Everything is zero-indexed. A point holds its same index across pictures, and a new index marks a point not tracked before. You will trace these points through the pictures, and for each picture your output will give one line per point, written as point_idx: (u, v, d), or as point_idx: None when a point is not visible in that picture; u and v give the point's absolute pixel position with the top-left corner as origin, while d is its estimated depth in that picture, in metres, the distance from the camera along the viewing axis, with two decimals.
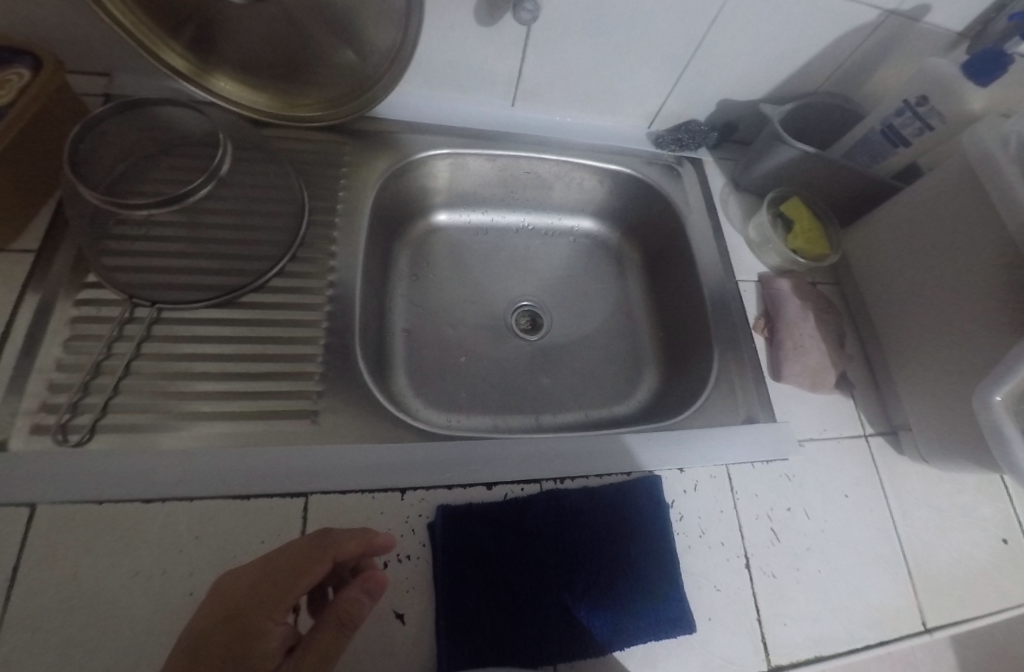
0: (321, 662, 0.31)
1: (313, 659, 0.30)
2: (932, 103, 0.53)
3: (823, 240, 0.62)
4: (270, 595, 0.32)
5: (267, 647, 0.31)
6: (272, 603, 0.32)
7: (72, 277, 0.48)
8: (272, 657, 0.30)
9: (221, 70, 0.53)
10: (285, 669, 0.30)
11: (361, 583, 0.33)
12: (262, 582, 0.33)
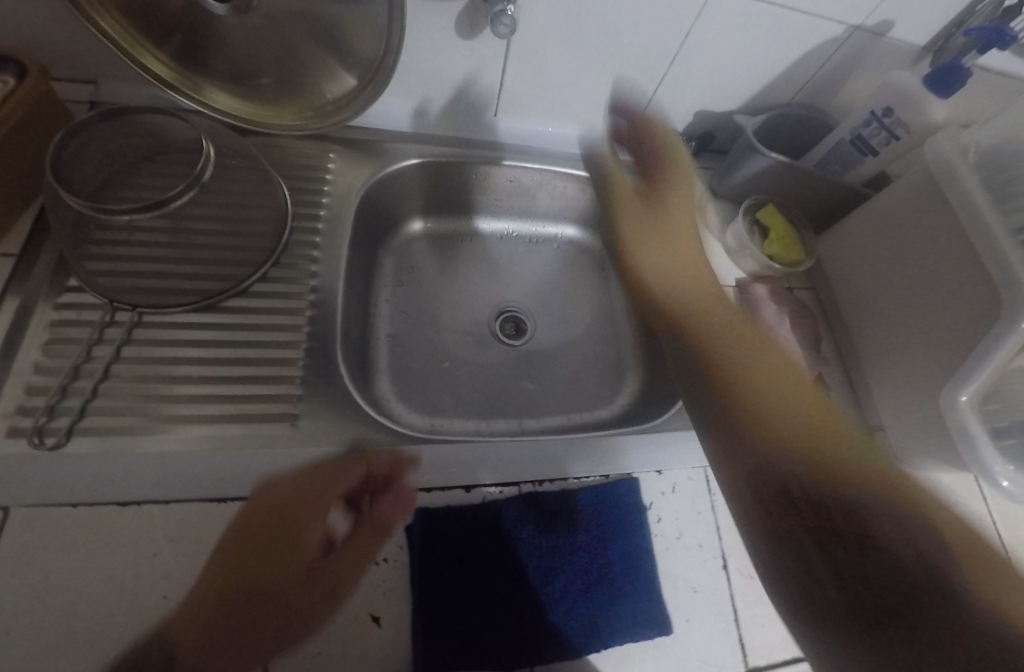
0: (355, 558, 0.40)
1: (349, 556, 0.40)
2: (897, 114, 0.55)
3: (798, 246, 0.64)
4: (312, 498, 0.38)
5: (310, 540, 0.37)
6: (314, 506, 0.38)
7: (53, 281, 0.48)
8: (315, 548, 0.38)
9: (208, 80, 0.54)
10: (326, 561, 0.39)
11: (394, 502, 0.42)
12: (302, 489, 0.39)
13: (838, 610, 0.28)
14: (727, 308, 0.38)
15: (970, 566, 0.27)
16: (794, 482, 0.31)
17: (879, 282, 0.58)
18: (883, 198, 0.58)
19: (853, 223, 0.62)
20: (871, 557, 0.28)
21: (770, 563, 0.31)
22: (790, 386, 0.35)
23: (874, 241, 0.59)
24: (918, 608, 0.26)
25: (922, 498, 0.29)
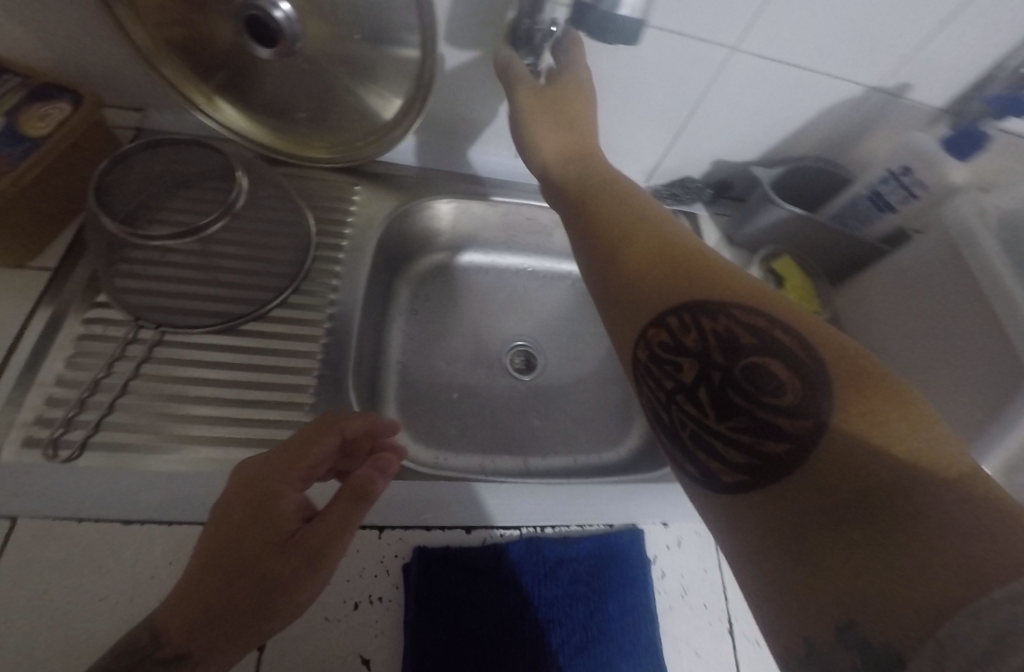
0: (340, 526, 0.34)
1: (330, 524, 0.34)
2: (916, 174, 0.55)
3: (813, 297, 0.64)
4: (282, 468, 0.37)
5: (285, 510, 0.34)
6: (286, 473, 0.36)
7: (83, 295, 0.50)
8: (292, 518, 0.34)
9: (247, 114, 0.57)
10: (303, 528, 0.34)
11: (373, 463, 0.38)
12: (276, 460, 0.37)
13: (725, 458, 0.29)
14: (637, 207, 0.40)
15: (851, 389, 0.26)
16: (674, 321, 0.32)
17: (895, 339, 0.58)
18: (902, 256, 0.58)
19: (870, 278, 0.62)
20: (746, 394, 0.29)
21: (670, 428, 0.32)
22: (697, 256, 0.34)
23: (888, 300, 0.59)
24: (794, 443, 0.26)
25: (804, 336, 0.28)
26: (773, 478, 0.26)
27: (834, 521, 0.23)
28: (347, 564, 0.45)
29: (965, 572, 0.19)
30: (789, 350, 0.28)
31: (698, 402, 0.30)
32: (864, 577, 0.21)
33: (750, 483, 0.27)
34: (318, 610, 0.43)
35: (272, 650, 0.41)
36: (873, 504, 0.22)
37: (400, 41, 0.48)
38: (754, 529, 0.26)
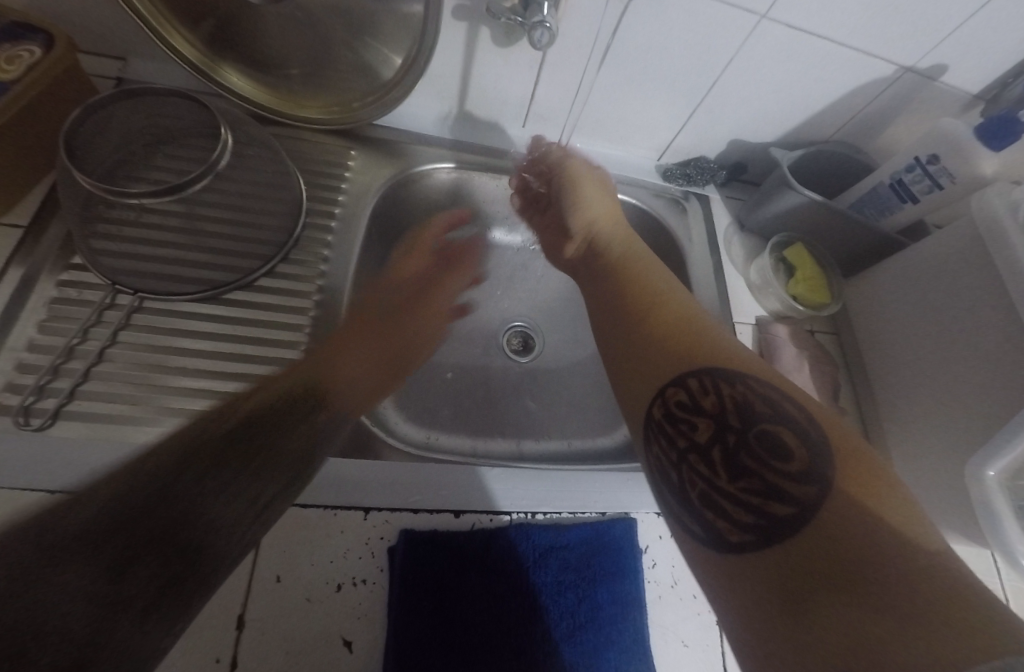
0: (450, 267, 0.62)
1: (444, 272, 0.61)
2: (943, 163, 0.53)
3: (824, 289, 0.62)
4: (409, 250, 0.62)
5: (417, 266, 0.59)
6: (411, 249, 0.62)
7: (58, 257, 0.47)
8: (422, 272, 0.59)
9: (235, 66, 0.52)
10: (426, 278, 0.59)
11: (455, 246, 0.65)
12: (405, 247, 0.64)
13: (732, 519, 0.29)
14: (666, 285, 0.43)
15: (852, 468, 0.27)
16: (693, 381, 0.34)
17: (907, 335, 0.56)
18: (921, 248, 0.55)
19: (885, 270, 0.59)
20: (758, 460, 0.29)
21: (677, 489, 0.32)
22: (713, 330, 0.37)
23: (903, 293, 0.57)
24: (799, 510, 0.27)
25: (810, 408, 0.31)
26: (776, 543, 0.27)
27: (818, 577, 0.25)
28: (330, 544, 0.44)
29: (933, 630, 0.21)
30: (800, 423, 0.30)
31: (707, 462, 0.31)
32: (843, 630, 0.23)
33: (756, 546, 0.27)
34: (299, 594, 0.42)
35: (251, 633, 0.40)
36: (851, 563, 0.24)
37: None
38: (754, 593, 0.26)
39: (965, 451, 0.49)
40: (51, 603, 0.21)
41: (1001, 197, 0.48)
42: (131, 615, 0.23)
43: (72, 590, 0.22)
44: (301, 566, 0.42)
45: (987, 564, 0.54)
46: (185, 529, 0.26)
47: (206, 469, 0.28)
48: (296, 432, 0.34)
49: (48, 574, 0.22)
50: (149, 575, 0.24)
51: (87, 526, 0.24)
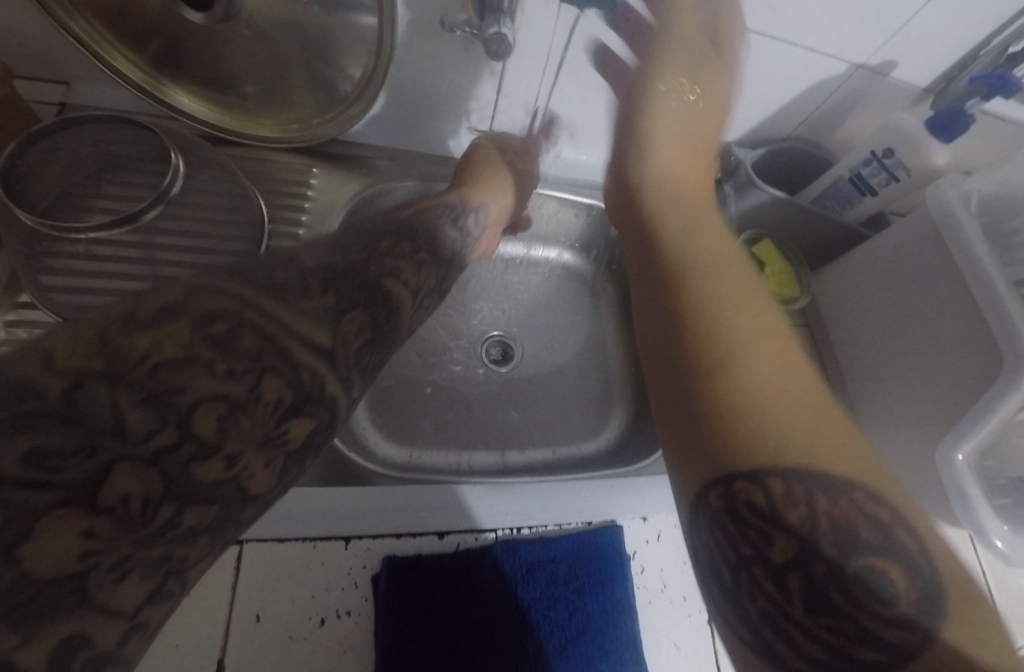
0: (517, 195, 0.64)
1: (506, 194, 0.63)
2: (898, 156, 0.54)
3: (792, 283, 0.63)
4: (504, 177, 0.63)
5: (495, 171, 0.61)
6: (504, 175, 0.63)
7: (5, 296, 0.44)
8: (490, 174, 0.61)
9: (186, 87, 0.51)
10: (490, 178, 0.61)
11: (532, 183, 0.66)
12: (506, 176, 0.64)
13: (800, 648, 0.24)
14: (741, 318, 0.33)
15: (956, 612, 0.23)
16: (778, 486, 0.26)
17: (873, 325, 0.57)
18: (883, 240, 0.56)
19: (850, 261, 0.61)
20: (847, 596, 0.24)
21: (729, 593, 0.27)
22: (813, 408, 0.29)
23: (868, 285, 0.58)
24: (882, 656, 0.23)
25: (916, 534, 0.25)
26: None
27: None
28: (311, 577, 0.42)
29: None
30: (900, 549, 0.25)
31: (777, 581, 0.25)
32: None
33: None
34: (281, 632, 0.40)
35: None
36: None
37: (357, 4, 0.43)
38: None
39: (933, 436, 0.50)
40: (291, 329, 0.25)
41: (953, 188, 0.50)
42: (347, 355, 0.28)
43: (307, 323, 0.26)
44: (281, 601, 0.41)
45: (961, 542, 0.56)
46: (381, 295, 0.32)
47: (392, 246, 0.38)
48: (447, 239, 0.49)
49: (290, 303, 0.26)
50: (356, 328, 0.29)
51: (300, 279, 0.27)
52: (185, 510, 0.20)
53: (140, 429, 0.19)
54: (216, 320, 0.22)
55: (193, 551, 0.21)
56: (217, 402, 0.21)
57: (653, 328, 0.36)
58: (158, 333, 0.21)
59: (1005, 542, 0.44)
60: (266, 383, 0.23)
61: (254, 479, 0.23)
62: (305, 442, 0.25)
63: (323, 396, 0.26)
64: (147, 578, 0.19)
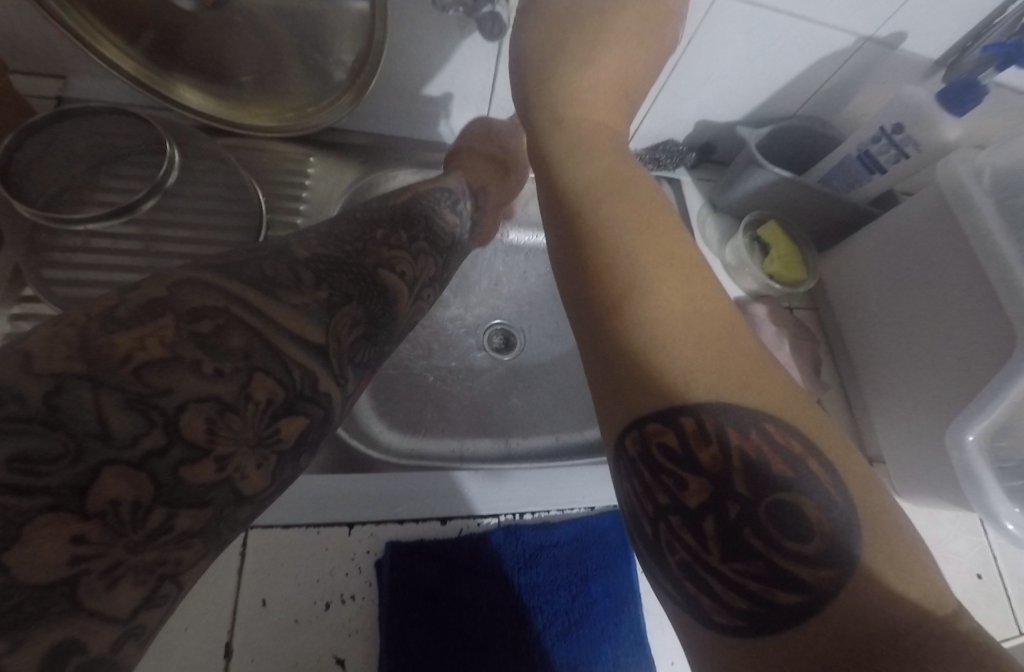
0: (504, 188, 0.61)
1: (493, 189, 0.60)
2: (908, 132, 0.52)
3: (799, 265, 0.62)
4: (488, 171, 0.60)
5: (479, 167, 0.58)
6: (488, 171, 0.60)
7: (8, 290, 0.45)
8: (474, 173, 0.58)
9: (180, 77, 0.50)
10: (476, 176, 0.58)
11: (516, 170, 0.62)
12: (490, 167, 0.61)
13: (721, 600, 0.22)
14: (649, 237, 0.30)
15: (882, 547, 0.20)
16: (691, 423, 0.24)
17: (880, 306, 0.56)
18: (892, 218, 0.55)
19: (857, 241, 0.59)
20: (768, 541, 0.21)
21: (654, 547, 0.25)
22: (724, 328, 0.26)
23: (875, 266, 0.57)
24: (805, 600, 0.20)
25: (836, 468, 0.22)
26: (772, 633, 0.20)
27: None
28: (316, 562, 0.43)
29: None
30: (815, 482, 0.22)
31: (694, 529, 0.23)
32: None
33: (748, 636, 0.21)
34: (287, 616, 0.41)
35: (241, 659, 0.39)
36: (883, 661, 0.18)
37: None
38: None
39: (943, 418, 0.49)
40: (279, 324, 0.25)
41: (965, 162, 0.48)
42: (343, 350, 0.28)
43: (296, 316, 0.26)
44: (286, 587, 0.42)
45: (972, 525, 0.55)
46: (377, 285, 0.32)
47: (388, 233, 0.37)
48: (446, 222, 0.47)
49: (279, 299, 0.25)
50: (351, 318, 0.29)
51: (291, 271, 0.27)
52: (176, 514, 0.20)
53: (126, 432, 0.19)
54: (202, 317, 0.23)
55: (188, 558, 0.21)
56: (203, 404, 0.21)
57: (562, 259, 0.32)
58: (142, 333, 0.21)
59: (1016, 526, 0.43)
60: (256, 381, 0.23)
61: (248, 480, 0.23)
62: (300, 442, 0.25)
63: (318, 395, 0.26)
64: (141, 583, 0.19)
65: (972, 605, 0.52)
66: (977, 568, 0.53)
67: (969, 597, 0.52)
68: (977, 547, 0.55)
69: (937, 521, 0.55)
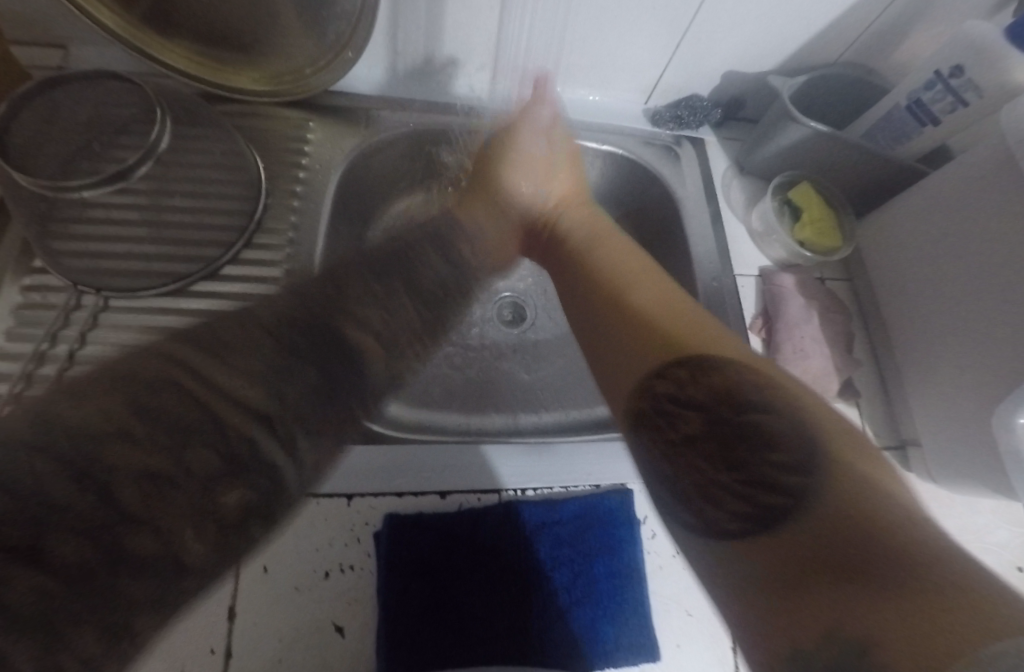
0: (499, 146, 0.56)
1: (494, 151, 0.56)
2: (968, 75, 0.46)
3: (833, 231, 0.57)
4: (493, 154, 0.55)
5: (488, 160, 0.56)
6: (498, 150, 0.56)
7: (19, 263, 0.46)
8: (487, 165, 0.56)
9: (176, 41, 0.48)
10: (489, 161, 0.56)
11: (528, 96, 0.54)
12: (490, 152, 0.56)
13: (722, 511, 0.26)
14: (623, 257, 0.43)
15: (847, 448, 0.25)
16: (681, 372, 0.31)
17: (925, 275, 0.51)
18: (944, 174, 0.49)
19: (903, 203, 0.54)
20: (750, 454, 0.27)
21: (666, 483, 0.29)
22: (688, 310, 0.36)
23: (921, 230, 0.51)
24: (790, 500, 0.24)
25: (803, 401, 0.28)
26: (766, 528, 0.24)
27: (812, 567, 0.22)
28: (315, 530, 0.43)
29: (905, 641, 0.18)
30: (792, 412, 0.27)
31: (697, 461, 0.28)
32: (823, 613, 0.20)
33: (752, 533, 0.24)
34: (287, 582, 0.42)
35: (243, 621, 0.40)
36: (850, 555, 0.21)
37: None
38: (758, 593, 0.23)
39: (989, 398, 0.45)
40: (211, 395, 0.24)
41: None
42: (295, 411, 0.27)
43: (224, 395, 0.25)
44: (287, 554, 0.42)
45: (1014, 515, 0.51)
46: (344, 346, 0.31)
47: (358, 286, 0.35)
48: (432, 276, 0.42)
49: (219, 359, 0.26)
50: (307, 381, 0.28)
51: (247, 332, 0.28)
52: (111, 619, 0.19)
53: (65, 557, 0.19)
54: (155, 406, 0.23)
55: (140, 615, 0.20)
56: (113, 526, 0.20)
57: (564, 280, 0.46)
58: (91, 406, 0.21)
59: None
60: (190, 453, 0.22)
61: (190, 552, 0.22)
62: (247, 513, 0.24)
63: (262, 458, 0.25)
64: (105, 620, 0.19)
65: None
66: (1018, 561, 0.49)
67: None
68: (1019, 538, 0.50)
69: (974, 509, 0.51)
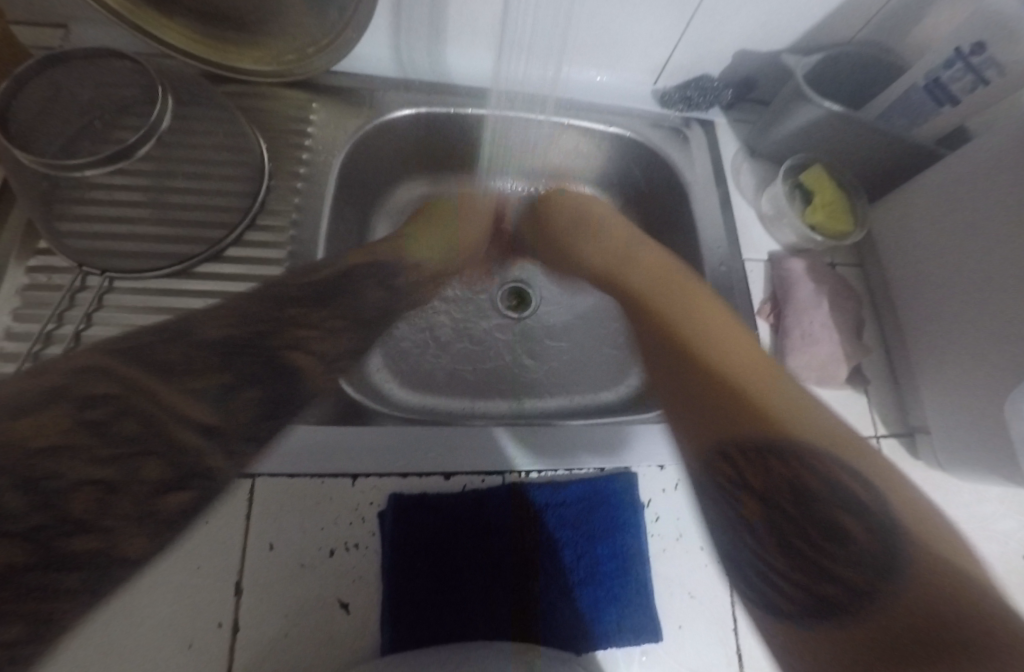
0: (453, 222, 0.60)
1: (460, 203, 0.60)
2: (989, 52, 0.44)
3: (845, 214, 0.55)
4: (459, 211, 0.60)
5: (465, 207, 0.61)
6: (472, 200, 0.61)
7: (24, 243, 0.46)
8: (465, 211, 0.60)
9: (175, 19, 0.47)
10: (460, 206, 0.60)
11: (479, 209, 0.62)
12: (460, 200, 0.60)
13: (794, 594, 0.34)
14: (711, 323, 0.46)
15: (912, 529, 0.33)
16: (740, 455, 0.38)
17: (939, 259, 0.50)
18: (962, 156, 0.48)
19: (918, 185, 0.52)
20: (822, 543, 0.34)
21: (752, 554, 0.38)
22: (766, 384, 0.41)
23: (937, 213, 0.50)
24: (855, 589, 0.32)
25: (877, 487, 0.35)
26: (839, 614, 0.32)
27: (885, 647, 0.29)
28: (319, 510, 0.43)
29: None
30: (860, 504, 0.34)
31: (774, 542, 0.36)
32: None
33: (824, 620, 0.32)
34: (292, 560, 0.42)
35: (249, 598, 0.40)
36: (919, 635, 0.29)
37: None
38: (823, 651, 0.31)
39: (1001, 385, 0.44)
40: (170, 408, 0.32)
41: None
42: (235, 427, 0.36)
43: (192, 402, 0.33)
44: (292, 533, 0.43)
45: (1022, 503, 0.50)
46: (278, 365, 0.39)
47: (302, 311, 0.42)
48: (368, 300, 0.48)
49: (172, 381, 0.33)
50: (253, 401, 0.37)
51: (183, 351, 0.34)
52: (63, 571, 0.27)
53: (14, 507, 0.26)
54: (96, 403, 0.29)
55: (69, 599, 0.28)
56: (80, 486, 0.28)
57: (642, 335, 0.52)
58: (43, 421, 0.28)
59: None
60: (145, 464, 0.31)
61: (127, 546, 0.31)
62: (179, 505, 0.34)
63: (198, 468, 0.34)
64: (32, 620, 0.26)
65: (1016, 587, 0.48)
66: None
67: (1013, 579, 0.48)
68: None
69: (982, 497, 0.51)
